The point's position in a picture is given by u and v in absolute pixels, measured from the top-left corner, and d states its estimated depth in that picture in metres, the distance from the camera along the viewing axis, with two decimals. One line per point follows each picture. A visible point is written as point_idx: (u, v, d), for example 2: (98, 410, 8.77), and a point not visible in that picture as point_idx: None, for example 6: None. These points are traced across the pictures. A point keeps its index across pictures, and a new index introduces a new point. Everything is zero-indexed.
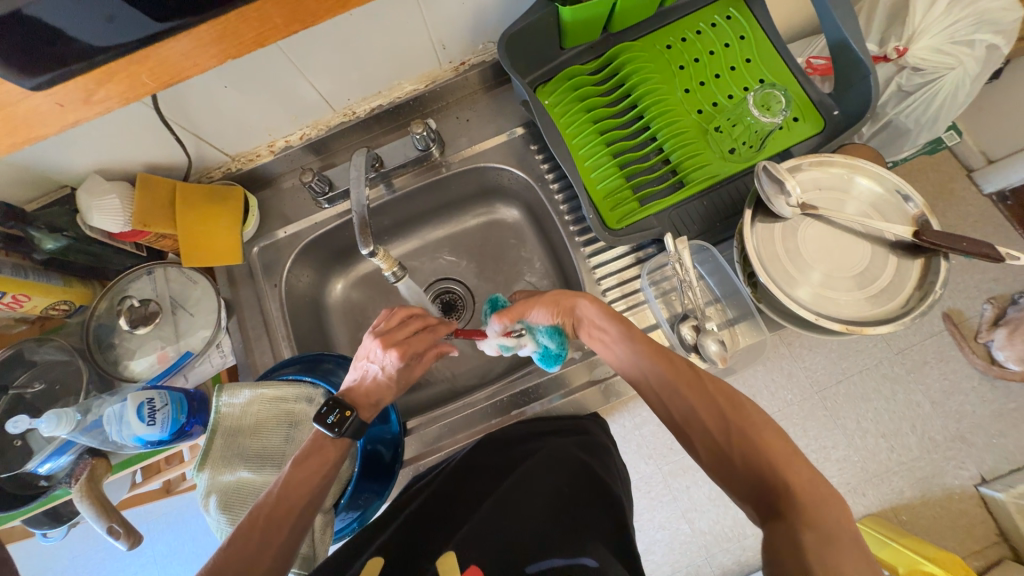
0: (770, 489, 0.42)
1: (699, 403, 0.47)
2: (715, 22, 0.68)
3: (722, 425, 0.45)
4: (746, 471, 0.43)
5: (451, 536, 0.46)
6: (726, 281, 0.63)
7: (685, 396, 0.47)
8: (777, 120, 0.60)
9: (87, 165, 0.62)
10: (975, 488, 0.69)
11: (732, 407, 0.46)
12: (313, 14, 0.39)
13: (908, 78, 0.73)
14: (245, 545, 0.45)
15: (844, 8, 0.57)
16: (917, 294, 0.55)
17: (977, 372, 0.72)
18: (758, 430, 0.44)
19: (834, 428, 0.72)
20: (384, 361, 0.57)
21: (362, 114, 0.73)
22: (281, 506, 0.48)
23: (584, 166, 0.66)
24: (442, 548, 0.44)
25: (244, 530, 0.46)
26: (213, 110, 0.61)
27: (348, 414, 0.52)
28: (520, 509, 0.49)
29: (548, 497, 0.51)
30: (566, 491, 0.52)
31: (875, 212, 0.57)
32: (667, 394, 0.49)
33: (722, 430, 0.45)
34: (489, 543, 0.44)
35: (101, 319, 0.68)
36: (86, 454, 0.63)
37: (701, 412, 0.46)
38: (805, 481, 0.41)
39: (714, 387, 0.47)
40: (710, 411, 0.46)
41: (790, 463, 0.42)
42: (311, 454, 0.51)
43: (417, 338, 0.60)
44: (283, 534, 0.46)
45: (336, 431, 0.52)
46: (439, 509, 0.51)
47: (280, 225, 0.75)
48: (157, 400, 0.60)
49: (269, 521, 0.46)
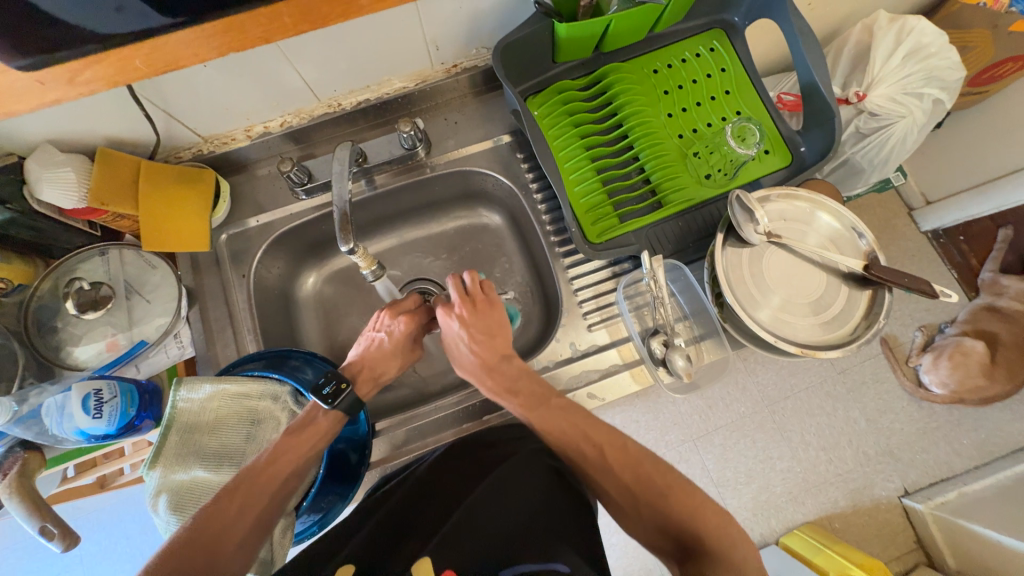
0: (681, 542, 0.45)
1: (604, 479, 0.49)
2: (699, 53, 0.72)
3: (629, 495, 0.48)
4: (656, 530, 0.46)
5: (423, 541, 0.47)
6: (695, 299, 0.66)
7: (596, 477, 0.49)
8: (751, 151, 0.66)
9: (39, 135, 0.57)
10: (898, 498, 0.76)
11: (638, 482, 0.48)
12: (321, 15, 0.41)
13: (865, 121, 0.79)
14: (229, 505, 0.46)
15: (816, 54, 0.62)
16: (864, 323, 0.60)
17: (906, 394, 0.79)
18: (667, 499, 0.46)
19: (781, 441, 0.77)
20: (392, 329, 0.59)
21: (348, 107, 0.71)
22: (267, 471, 0.49)
23: (568, 179, 0.67)
24: (419, 551, 0.45)
25: (227, 493, 0.47)
26: (190, 90, 0.58)
27: (344, 387, 0.54)
28: (493, 515, 0.50)
29: (521, 504, 0.52)
30: (541, 496, 0.53)
31: (832, 245, 0.62)
32: (581, 472, 0.50)
33: (630, 499, 0.48)
34: (465, 551, 0.45)
35: (43, 300, 0.63)
36: (18, 448, 0.58)
37: (613, 488, 0.48)
38: (714, 534, 0.44)
39: (618, 461, 0.49)
40: (617, 483, 0.48)
41: (698, 522, 0.45)
42: (303, 428, 0.52)
43: (425, 311, 0.63)
44: (261, 504, 0.47)
45: (330, 402, 0.53)
46: (407, 514, 0.51)
47: (252, 213, 0.72)
48: (105, 391, 0.56)
49: (249, 489, 0.47)
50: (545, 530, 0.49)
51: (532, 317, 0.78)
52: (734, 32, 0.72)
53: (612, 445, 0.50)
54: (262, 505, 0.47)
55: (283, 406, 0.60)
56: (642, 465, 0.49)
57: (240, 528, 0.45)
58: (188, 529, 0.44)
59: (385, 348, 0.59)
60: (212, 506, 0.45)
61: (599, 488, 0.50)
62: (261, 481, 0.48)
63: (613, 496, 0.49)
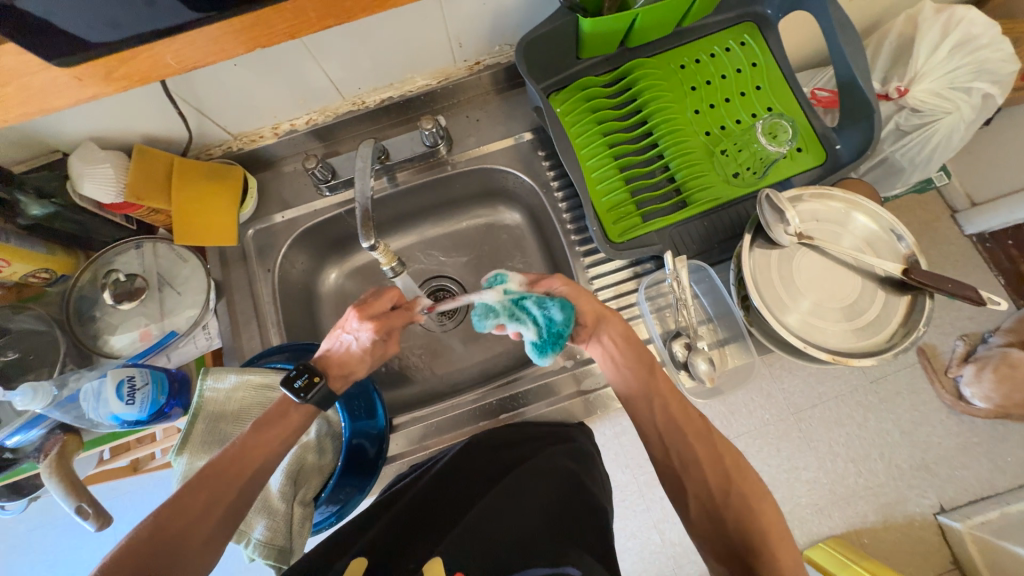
0: (748, 550, 0.46)
1: (703, 454, 0.50)
2: (729, 47, 0.69)
3: (721, 479, 0.49)
4: (734, 523, 0.47)
5: (434, 543, 0.46)
6: (720, 301, 0.64)
7: (695, 445, 0.51)
8: (783, 148, 0.61)
9: (82, 132, 0.60)
10: (935, 516, 0.71)
11: (737, 471, 0.49)
12: (344, 9, 0.41)
13: (906, 117, 0.75)
14: (196, 499, 0.45)
15: (854, 46, 0.59)
16: (902, 330, 0.56)
17: (945, 406, 0.74)
18: (757, 498, 0.48)
19: (807, 450, 0.74)
20: (364, 334, 0.56)
21: (372, 105, 0.72)
22: (237, 463, 0.48)
23: (590, 176, 0.66)
24: (431, 551, 0.45)
25: (196, 482, 0.46)
26: (220, 88, 0.60)
27: (317, 379, 0.53)
28: (509, 518, 0.49)
29: (537, 508, 0.51)
30: (554, 498, 0.53)
31: (868, 248, 0.59)
32: (677, 440, 0.51)
33: (720, 484, 0.49)
34: (479, 559, 0.44)
35: (83, 289, 0.66)
36: (58, 429, 0.61)
37: (703, 463, 0.50)
38: (786, 552, 0.46)
39: (721, 445, 0.51)
40: (714, 465, 0.50)
41: (778, 535, 0.46)
42: (275, 420, 0.51)
43: (397, 314, 0.59)
44: (234, 493, 0.47)
45: (302, 396, 0.52)
46: (421, 509, 0.51)
47: (278, 209, 0.74)
48: (138, 378, 0.58)
49: (219, 478, 0.47)
50: (563, 530, 0.49)
51: None
52: (767, 25, 0.69)
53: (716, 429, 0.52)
54: (232, 494, 0.47)
55: None
56: (732, 457, 0.50)
57: (213, 518, 0.45)
58: (157, 515, 0.44)
59: (357, 352, 0.56)
60: (183, 492, 0.45)
61: (685, 467, 0.50)
62: (235, 468, 0.48)
63: (697, 475, 0.50)
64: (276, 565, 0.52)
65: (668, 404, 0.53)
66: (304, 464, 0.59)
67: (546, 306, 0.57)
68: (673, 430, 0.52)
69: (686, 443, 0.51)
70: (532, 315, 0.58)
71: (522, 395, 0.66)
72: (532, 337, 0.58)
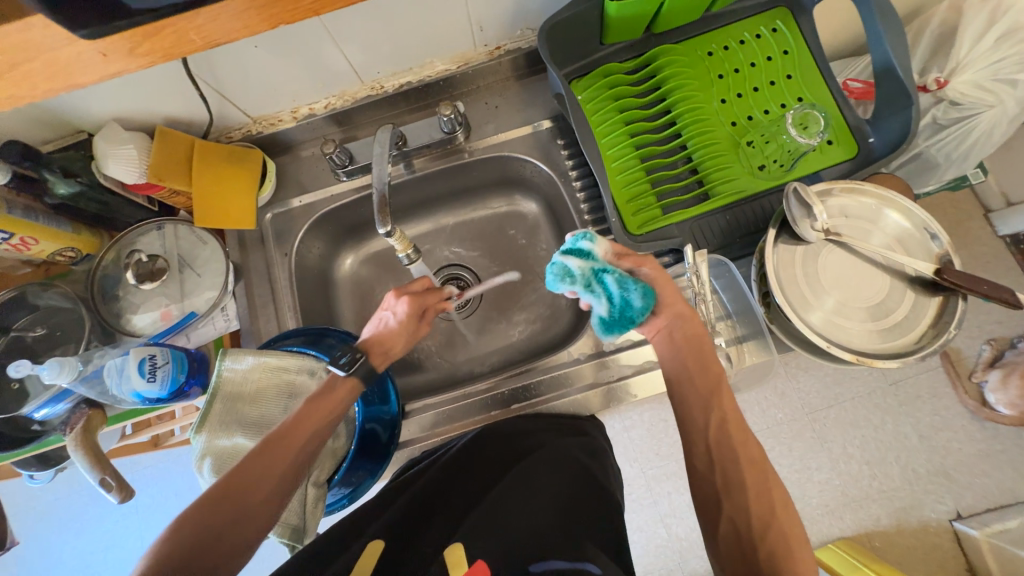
0: None
1: (749, 479, 0.46)
2: (760, 34, 0.67)
3: (765, 512, 0.44)
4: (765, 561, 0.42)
5: (451, 529, 0.47)
6: (740, 297, 0.62)
7: (743, 467, 0.46)
8: (813, 141, 0.60)
9: (106, 113, 0.61)
10: (950, 522, 0.70)
11: (781, 506, 0.45)
12: None
13: (944, 111, 0.71)
14: (257, 466, 0.45)
15: (895, 33, 0.56)
16: (931, 332, 0.54)
17: (967, 412, 0.72)
18: (797, 542, 0.43)
19: (820, 451, 0.72)
20: (400, 311, 0.58)
21: (390, 90, 0.71)
22: (297, 433, 0.48)
23: (610, 166, 0.65)
24: (449, 537, 0.46)
25: (260, 450, 0.46)
26: (241, 70, 0.60)
27: (360, 355, 0.54)
28: (522, 508, 0.50)
29: (549, 500, 0.52)
30: (566, 491, 0.53)
31: (899, 246, 0.57)
32: (725, 456, 0.47)
33: (761, 518, 0.44)
34: (495, 544, 0.45)
35: (107, 269, 0.68)
36: (83, 405, 0.63)
37: (748, 489, 0.45)
38: None
39: (770, 477, 0.46)
40: (758, 494, 0.45)
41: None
42: (326, 394, 0.51)
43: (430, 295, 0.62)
44: (293, 463, 0.47)
45: (348, 369, 0.53)
46: (434, 495, 0.52)
47: (295, 193, 0.74)
48: (159, 356, 0.60)
49: (280, 446, 0.47)
50: (576, 523, 0.50)
51: (565, 306, 0.75)
52: (801, 11, 0.66)
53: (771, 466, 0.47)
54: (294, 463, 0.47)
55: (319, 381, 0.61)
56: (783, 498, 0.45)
57: (272, 485, 0.45)
58: (224, 479, 0.44)
59: (395, 329, 0.57)
60: (247, 458, 0.46)
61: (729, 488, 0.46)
62: (295, 438, 0.48)
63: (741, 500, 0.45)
64: (291, 544, 0.53)
65: (726, 419, 0.48)
66: None
67: (628, 288, 0.54)
68: (724, 446, 0.48)
69: (740, 465, 0.46)
70: (609, 291, 0.55)
71: (535, 386, 0.66)
72: (601, 313, 0.56)
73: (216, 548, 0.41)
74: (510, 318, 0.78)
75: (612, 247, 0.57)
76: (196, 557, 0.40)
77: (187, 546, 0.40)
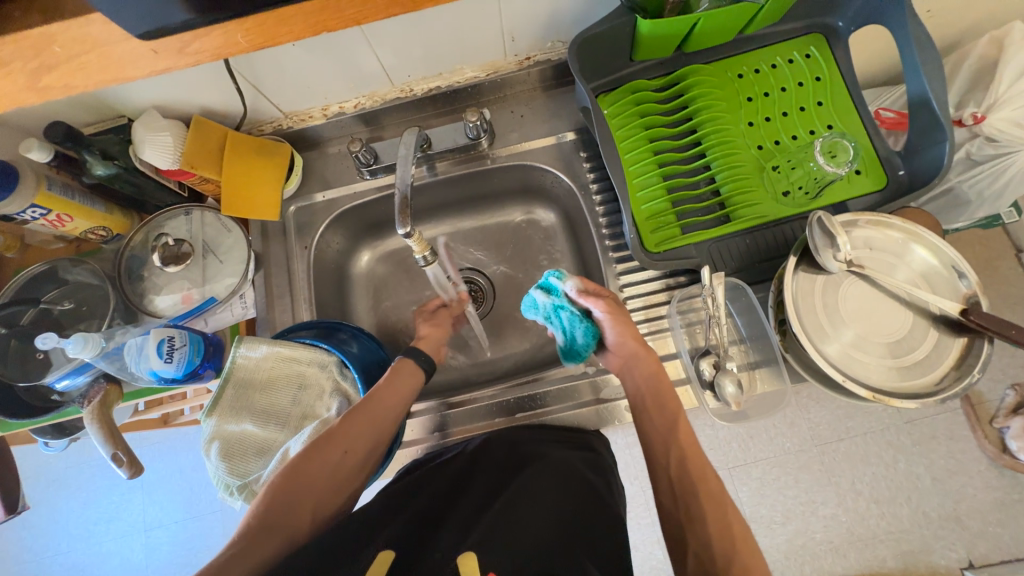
0: None
1: (710, 511, 0.47)
2: (793, 59, 0.66)
3: (725, 546, 0.45)
4: None
5: (461, 538, 0.47)
6: (754, 323, 0.62)
7: (702, 499, 0.48)
8: (841, 170, 0.59)
9: (146, 101, 0.63)
10: (959, 570, 0.68)
11: (739, 540, 0.46)
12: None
13: (979, 146, 0.69)
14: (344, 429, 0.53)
15: (933, 65, 0.55)
16: (952, 374, 0.53)
17: (986, 458, 0.70)
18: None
19: (827, 485, 0.70)
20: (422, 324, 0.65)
21: (419, 93, 0.72)
22: (376, 406, 0.55)
23: (631, 182, 0.64)
24: (461, 547, 0.45)
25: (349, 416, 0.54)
26: (278, 68, 0.61)
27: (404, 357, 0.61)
28: (532, 524, 0.49)
29: (549, 514, 0.51)
30: (569, 507, 0.52)
31: (924, 282, 0.55)
32: (686, 488, 0.49)
33: (722, 549, 0.45)
34: (504, 558, 0.45)
35: (134, 250, 0.70)
36: (102, 379, 0.65)
37: (710, 524, 0.47)
38: None
39: (732, 513, 0.48)
40: (719, 526, 0.47)
41: None
42: (397, 378, 0.58)
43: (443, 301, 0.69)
44: (371, 432, 0.54)
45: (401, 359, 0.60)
46: (443, 502, 0.52)
47: (319, 188, 0.76)
48: (177, 339, 0.61)
49: (361, 415, 0.54)
50: (578, 540, 0.49)
51: None
52: (836, 38, 0.66)
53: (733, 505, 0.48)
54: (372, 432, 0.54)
55: (329, 375, 0.61)
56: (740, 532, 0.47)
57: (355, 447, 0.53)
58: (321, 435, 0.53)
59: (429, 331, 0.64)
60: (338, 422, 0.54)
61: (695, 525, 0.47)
62: (374, 410, 0.55)
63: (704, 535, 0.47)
64: None
65: (685, 454, 0.51)
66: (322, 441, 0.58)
67: (578, 324, 0.62)
68: (685, 479, 0.49)
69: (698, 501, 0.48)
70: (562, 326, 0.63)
71: (540, 397, 0.65)
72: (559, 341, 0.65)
73: (307, 490, 0.50)
74: (520, 326, 0.78)
75: (580, 285, 0.62)
76: (294, 493, 0.49)
77: (289, 483, 0.50)
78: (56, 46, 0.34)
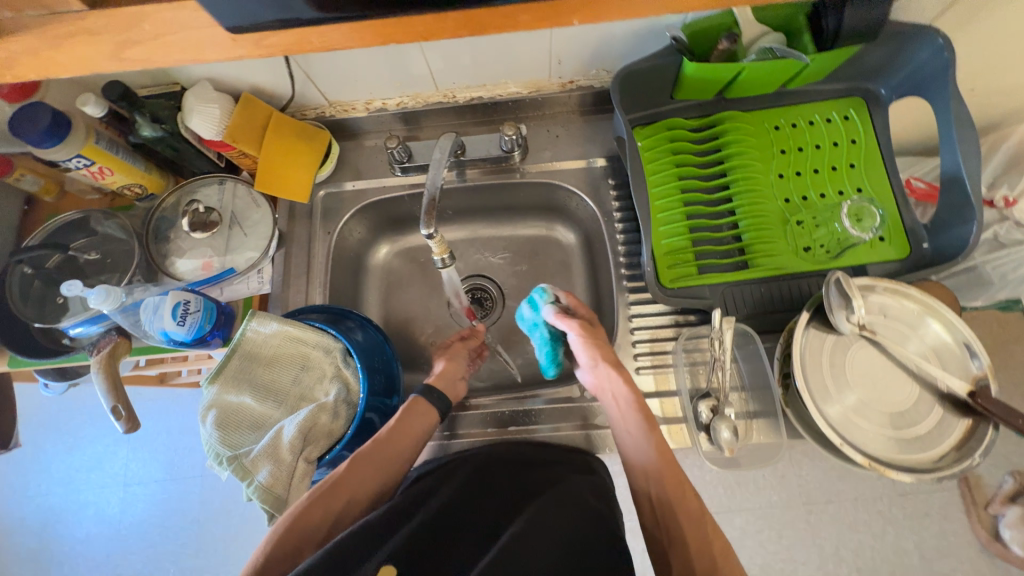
0: None
1: (689, 530, 0.49)
2: (831, 118, 0.67)
3: (706, 561, 0.47)
4: None
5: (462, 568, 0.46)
6: (758, 372, 0.62)
7: (680, 518, 0.49)
8: (866, 235, 0.62)
9: (202, 72, 0.65)
10: None
11: (723, 554, 0.48)
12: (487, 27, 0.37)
13: (1008, 229, 0.72)
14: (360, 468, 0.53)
15: (970, 144, 0.56)
16: (953, 455, 0.52)
17: (977, 542, 0.69)
18: None
19: (810, 546, 0.69)
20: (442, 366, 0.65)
21: (461, 100, 0.74)
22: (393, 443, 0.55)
23: (655, 216, 0.65)
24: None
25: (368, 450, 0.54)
26: (333, 59, 0.64)
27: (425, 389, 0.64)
28: (537, 536, 0.48)
29: (556, 539, 0.48)
30: (579, 530, 0.50)
31: (934, 357, 0.55)
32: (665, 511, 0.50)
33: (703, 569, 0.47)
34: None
35: (165, 211, 0.73)
36: (114, 331, 0.66)
37: (692, 546, 0.48)
38: None
39: (712, 531, 0.49)
40: (696, 538, 0.48)
41: None
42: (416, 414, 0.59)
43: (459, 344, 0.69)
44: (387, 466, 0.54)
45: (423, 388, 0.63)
46: (446, 520, 0.51)
47: (351, 177, 0.78)
48: (193, 304, 0.62)
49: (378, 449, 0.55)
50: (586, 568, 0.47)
51: None
52: (876, 104, 0.67)
53: (714, 522, 0.50)
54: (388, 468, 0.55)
55: (332, 360, 0.62)
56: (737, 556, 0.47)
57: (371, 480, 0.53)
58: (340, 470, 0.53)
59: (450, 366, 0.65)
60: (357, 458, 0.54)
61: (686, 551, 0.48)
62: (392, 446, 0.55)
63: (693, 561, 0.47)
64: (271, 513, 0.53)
65: (663, 473, 0.52)
66: (316, 424, 0.57)
67: (546, 341, 0.63)
68: (664, 499, 0.51)
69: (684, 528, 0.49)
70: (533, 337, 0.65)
71: (535, 413, 0.66)
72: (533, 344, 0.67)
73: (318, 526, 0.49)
74: (525, 340, 0.79)
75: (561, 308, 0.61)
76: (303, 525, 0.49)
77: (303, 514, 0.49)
78: (145, 24, 0.35)
